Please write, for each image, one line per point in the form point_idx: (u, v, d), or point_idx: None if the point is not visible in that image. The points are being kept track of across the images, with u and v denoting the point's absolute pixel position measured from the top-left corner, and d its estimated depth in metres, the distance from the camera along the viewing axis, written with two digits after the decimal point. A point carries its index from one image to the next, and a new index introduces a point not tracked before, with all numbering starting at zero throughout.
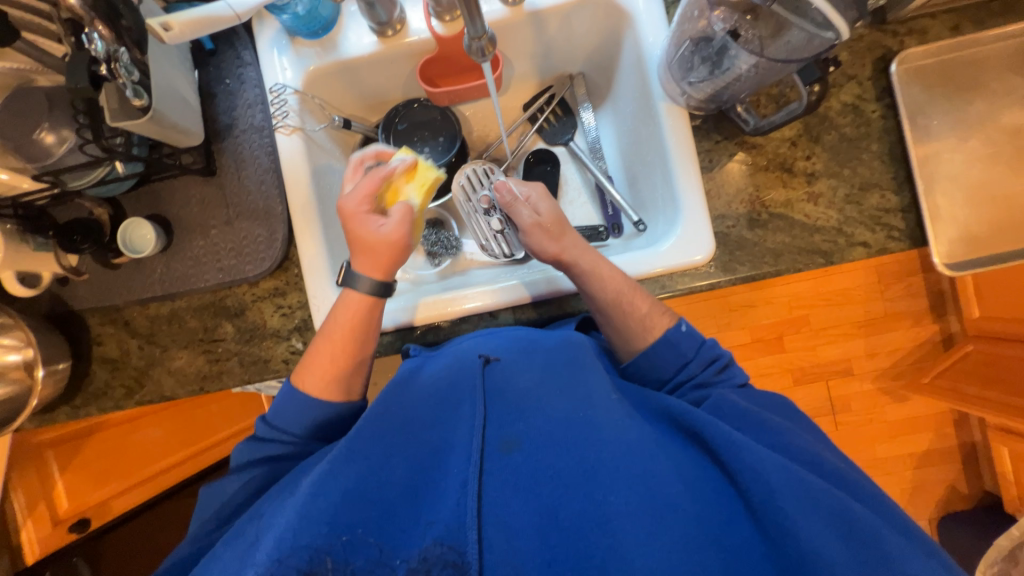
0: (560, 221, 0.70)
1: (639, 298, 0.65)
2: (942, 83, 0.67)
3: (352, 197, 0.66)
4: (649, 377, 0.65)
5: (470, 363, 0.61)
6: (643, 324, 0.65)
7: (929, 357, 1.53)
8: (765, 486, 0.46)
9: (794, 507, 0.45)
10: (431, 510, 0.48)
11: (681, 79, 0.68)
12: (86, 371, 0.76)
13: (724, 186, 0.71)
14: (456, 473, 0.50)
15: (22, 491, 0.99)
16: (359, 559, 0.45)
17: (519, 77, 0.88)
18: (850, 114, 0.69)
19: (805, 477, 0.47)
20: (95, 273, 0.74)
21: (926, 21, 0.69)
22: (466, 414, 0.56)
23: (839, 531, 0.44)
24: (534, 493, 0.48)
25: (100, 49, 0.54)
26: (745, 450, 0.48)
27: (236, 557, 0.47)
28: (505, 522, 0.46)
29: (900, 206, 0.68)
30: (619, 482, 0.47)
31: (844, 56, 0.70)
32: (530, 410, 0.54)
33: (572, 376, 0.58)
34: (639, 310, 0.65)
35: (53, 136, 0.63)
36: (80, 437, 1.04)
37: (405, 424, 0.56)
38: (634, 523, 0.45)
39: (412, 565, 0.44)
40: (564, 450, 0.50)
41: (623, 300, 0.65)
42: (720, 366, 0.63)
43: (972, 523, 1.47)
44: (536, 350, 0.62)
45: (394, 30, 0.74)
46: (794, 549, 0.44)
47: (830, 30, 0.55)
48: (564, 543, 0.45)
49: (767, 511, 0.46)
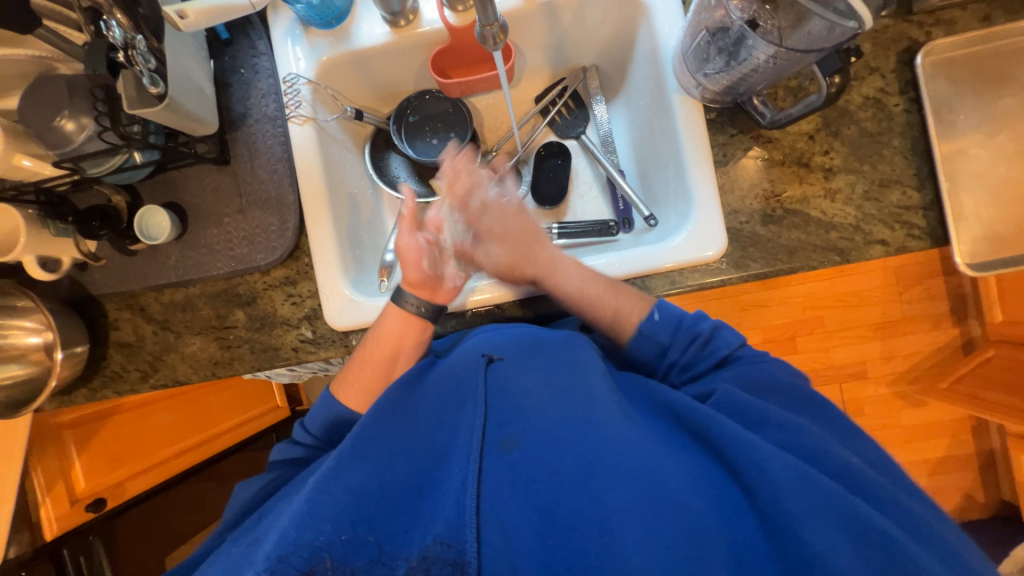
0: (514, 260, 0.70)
1: (604, 300, 0.66)
2: (969, 77, 0.65)
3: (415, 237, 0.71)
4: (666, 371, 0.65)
5: (473, 360, 0.62)
6: (613, 321, 0.66)
7: (948, 361, 1.49)
8: (773, 484, 0.44)
9: (802, 509, 0.43)
10: (432, 510, 0.48)
11: (696, 70, 0.66)
12: (103, 354, 0.78)
13: (738, 181, 0.69)
14: (457, 472, 0.50)
15: (41, 472, 0.97)
16: (360, 559, 0.45)
17: (531, 68, 0.87)
18: (872, 107, 0.67)
19: (813, 477, 0.44)
20: (112, 259, 0.75)
21: (955, 12, 0.67)
22: (468, 411, 0.56)
23: (847, 532, 0.42)
24: (532, 493, 0.48)
25: (117, 36, 0.55)
26: (750, 448, 0.47)
27: (236, 558, 0.49)
28: (503, 521, 0.47)
29: (922, 204, 0.66)
30: (619, 480, 0.47)
31: (867, 48, 0.68)
32: (530, 409, 0.54)
33: (573, 378, 0.57)
34: (606, 314, 0.66)
35: (73, 124, 0.62)
36: (97, 420, 1.06)
37: (409, 422, 0.56)
38: (635, 521, 0.44)
39: (411, 563, 0.45)
40: (563, 447, 0.50)
41: (588, 310, 0.67)
42: (700, 341, 0.62)
43: (988, 533, 1.44)
44: (539, 351, 0.62)
45: (406, 19, 0.74)
46: (797, 548, 0.42)
47: (854, 18, 0.52)
48: (563, 542, 0.45)
49: (774, 510, 0.44)
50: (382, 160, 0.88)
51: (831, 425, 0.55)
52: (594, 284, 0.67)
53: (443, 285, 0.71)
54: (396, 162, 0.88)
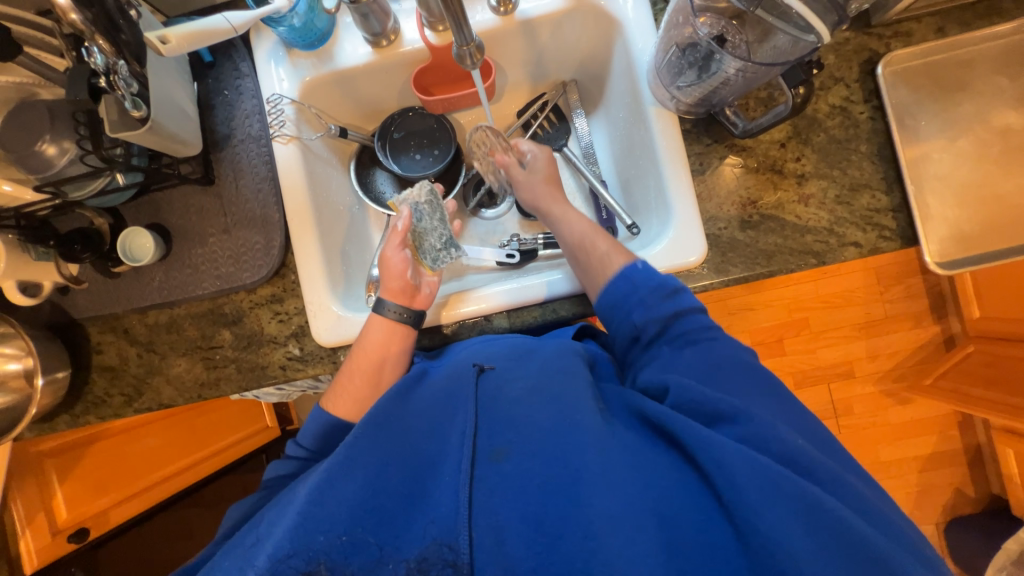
0: (541, 176, 0.79)
1: (601, 238, 0.70)
2: (928, 85, 0.68)
3: (396, 259, 0.71)
4: (623, 327, 0.64)
5: (464, 371, 0.62)
6: (603, 261, 0.67)
7: (931, 358, 1.52)
8: (742, 497, 0.44)
9: (774, 515, 0.42)
10: (425, 516, 0.49)
11: (670, 84, 0.69)
12: (86, 379, 0.77)
13: (716, 189, 0.71)
14: (448, 484, 0.51)
15: (20, 503, 0.95)
16: (357, 560, 0.47)
17: (512, 84, 0.89)
18: (839, 116, 0.70)
19: (790, 479, 0.44)
20: (95, 282, 0.75)
21: (911, 25, 0.70)
22: (459, 422, 0.56)
23: (805, 518, 0.42)
24: (523, 498, 0.48)
25: (99, 62, 0.56)
26: (719, 451, 0.46)
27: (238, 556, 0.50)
28: (497, 527, 0.47)
29: (890, 206, 0.68)
30: (603, 486, 0.47)
31: (830, 59, 0.71)
32: (519, 419, 0.54)
33: (560, 384, 0.57)
34: (599, 249, 0.69)
35: (55, 148, 0.62)
36: (79, 447, 1.03)
37: (400, 433, 0.55)
38: (617, 522, 0.45)
39: (410, 565, 0.47)
40: (551, 456, 0.50)
41: (586, 240, 0.70)
42: (668, 291, 0.62)
43: (979, 527, 1.45)
44: (530, 358, 0.63)
45: (388, 40, 0.75)
46: (769, 556, 0.42)
47: (812, 33, 0.55)
48: (551, 548, 0.45)
49: (748, 527, 0.43)
50: (368, 177, 0.89)
51: (803, 415, 0.54)
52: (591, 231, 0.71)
53: (419, 292, 0.72)
54: (382, 178, 0.90)
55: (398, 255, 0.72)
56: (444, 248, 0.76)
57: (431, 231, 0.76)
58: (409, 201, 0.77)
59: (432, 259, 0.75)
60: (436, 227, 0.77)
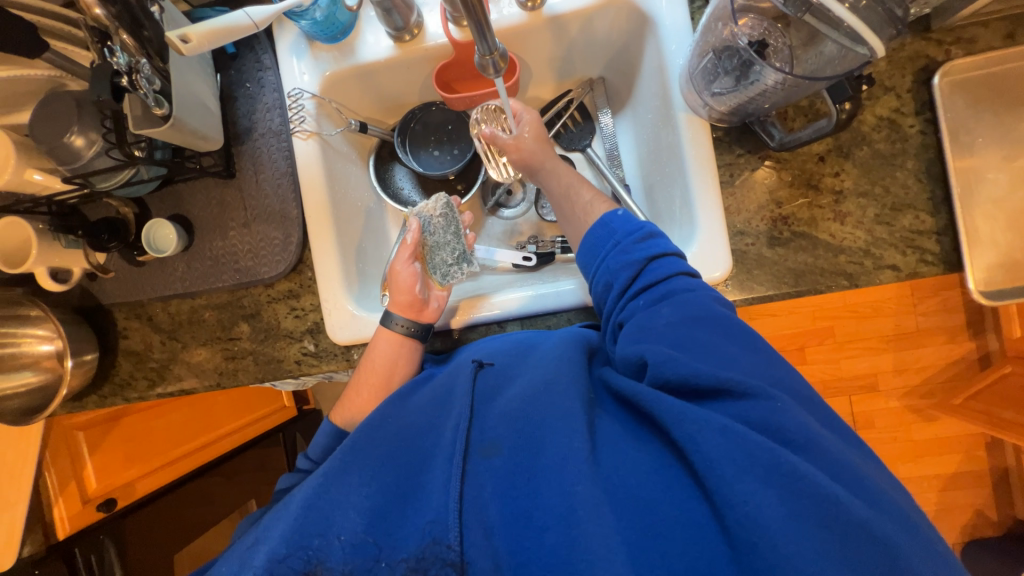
0: (533, 136, 0.75)
1: (586, 188, 0.71)
2: (990, 98, 0.63)
3: (404, 273, 0.71)
4: (597, 278, 0.61)
5: (465, 366, 0.62)
6: (585, 210, 0.68)
7: (963, 376, 1.45)
8: (719, 478, 0.41)
9: (770, 515, 0.39)
10: (419, 512, 0.49)
11: (704, 90, 0.65)
12: (113, 362, 0.80)
13: (745, 202, 0.68)
14: (440, 475, 0.50)
15: (55, 472, 1.00)
16: (359, 559, 0.47)
17: (536, 81, 0.87)
18: (886, 129, 0.65)
19: (778, 460, 0.41)
20: (121, 270, 0.77)
21: (976, 30, 0.64)
22: (453, 413, 0.56)
23: (776, 486, 0.40)
24: (512, 494, 0.47)
25: (122, 61, 0.56)
26: (689, 423, 0.45)
27: (240, 552, 0.52)
28: (486, 522, 0.46)
29: (936, 228, 0.64)
30: (585, 473, 0.46)
31: (881, 66, 0.66)
32: (508, 410, 0.54)
33: (551, 372, 0.56)
34: (583, 199, 0.69)
35: (82, 139, 0.62)
36: (111, 420, 1.10)
37: (396, 429, 0.57)
38: (599, 512, 0.43)
39: (410, 564, 0.46)
40: (536, 448, 0.50)
41: (572, 192, 0.71)
42: (643, 235, 0.60)
43: (999, 551, 1.41)
44: (530, 353, 0.62)
45: (411, 34, 0.73)
46: (758, 559, 0.38)
47: (863, 45, 0.51)
48: (536, 542, 0.44)
49: (734, 518, 0.40)
50: (386, 172, 0.88)
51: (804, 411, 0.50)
52: (580, 184, 0.71)
53: (428, 306, 0.71)
54: (400, 173, 0.89)
55: (405, 270, 0.72)
56: (456, 263, 0.77)
57: (443, 245, 0.77)
58: (422, 214, 0.76)
59: (439, 274, 0.76)
60: (448, 241, 0.77)
